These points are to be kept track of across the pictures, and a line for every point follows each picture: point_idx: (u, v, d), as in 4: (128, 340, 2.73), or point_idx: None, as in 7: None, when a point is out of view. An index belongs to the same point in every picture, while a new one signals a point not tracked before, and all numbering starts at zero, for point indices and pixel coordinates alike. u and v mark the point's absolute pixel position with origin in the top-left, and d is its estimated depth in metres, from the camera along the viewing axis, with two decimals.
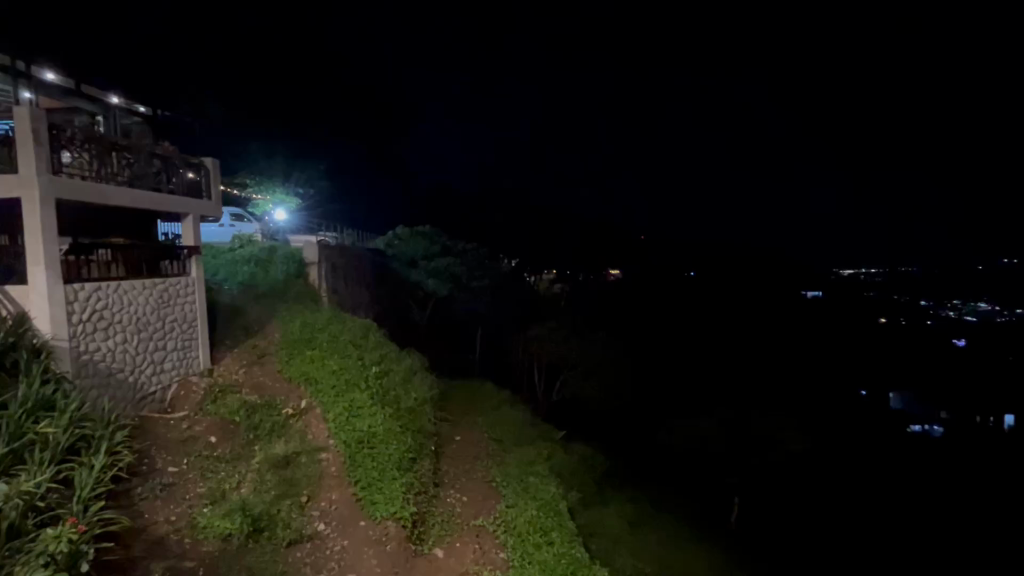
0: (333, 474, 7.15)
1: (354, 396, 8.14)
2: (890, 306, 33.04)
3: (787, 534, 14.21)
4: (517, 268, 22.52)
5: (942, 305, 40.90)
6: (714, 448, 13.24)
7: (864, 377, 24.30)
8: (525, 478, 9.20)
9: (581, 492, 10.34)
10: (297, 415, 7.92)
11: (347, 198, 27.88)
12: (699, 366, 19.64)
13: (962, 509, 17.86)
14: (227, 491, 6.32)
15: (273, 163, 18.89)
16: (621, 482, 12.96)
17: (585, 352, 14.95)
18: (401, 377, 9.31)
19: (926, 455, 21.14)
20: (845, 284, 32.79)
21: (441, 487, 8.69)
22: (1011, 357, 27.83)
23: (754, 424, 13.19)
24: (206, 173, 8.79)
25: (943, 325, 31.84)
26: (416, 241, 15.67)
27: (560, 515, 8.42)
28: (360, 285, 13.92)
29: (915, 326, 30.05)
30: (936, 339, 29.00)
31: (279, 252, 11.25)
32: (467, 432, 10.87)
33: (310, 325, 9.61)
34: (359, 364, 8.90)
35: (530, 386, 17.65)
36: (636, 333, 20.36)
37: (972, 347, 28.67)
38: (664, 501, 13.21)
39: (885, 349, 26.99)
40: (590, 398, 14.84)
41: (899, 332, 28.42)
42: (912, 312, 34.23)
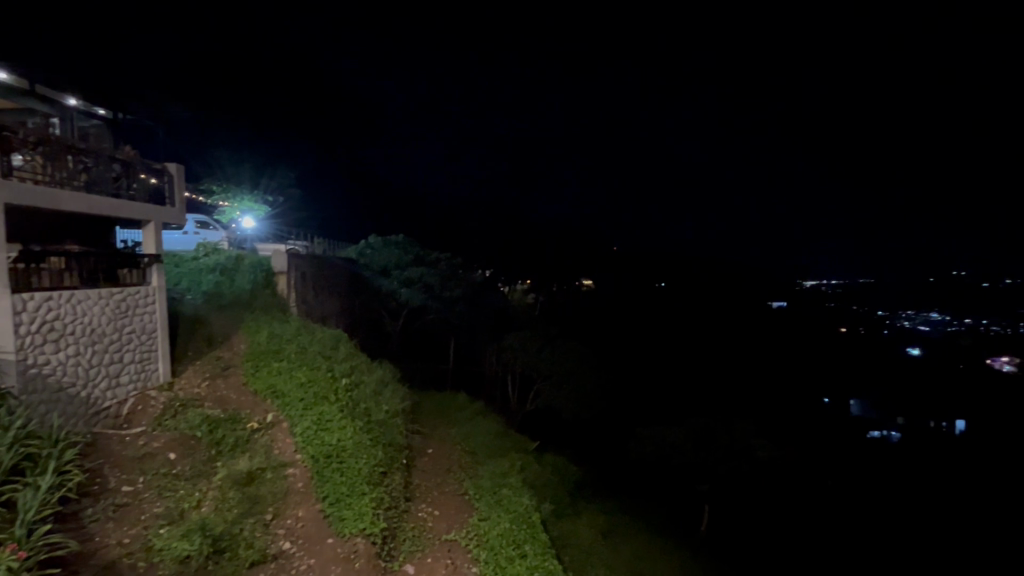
0: (300, 490, 6.93)
1: (322, 409, 7.96)
2: (850, 317, 34.40)
3: (754, 538, 14.54)
4: (491, 277, 22.50)
5: (898, 316, 42.89)
6: (685, 456, 13.43)
7: (826, 385, 25.16)
8: (498, 490, 9.09)
9: (554, 503, 10.29)
10: (262, 429, 7.66)
11: (319, 206, 27.41)
12: (670, 374, 19.99)
13: (920, 512, 18.54)
14: (186, 511, 6.03)
15: (241, 170, 18.42)
16: (593, 490, 13.01)
17: (558, 362, 15.02)
18: (371, 389, 9.14)
19: (886, 460, 21.90)
20: (809, 296, 34.02)
21: (413, 501, 8.53)
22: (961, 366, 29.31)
23: (723, 431, 13.44)
24: (169, 179, 8.51)
25: (899, 335, 33.36)
26: (389, 250, 15.56)
27: (533, 526, 8.35)
28: (331, 295, 13.66)
29: (873, 336, 31.39)
30: (892, 348, 30.33)
31: (246, 260, 10.95)
32: (440, 444, 10.76)
33: (277, 336, 9.36)
34: (328, 376, 8.71)
35: (502, 396, 17.62)
36: (608, 343, 20.62)
37: (925, 356, 30.11)
38: (636, 509, 13.32)
39: (845, 359, 28.04)
40: (563, 408, 14.90)
41: (858, 341, 29.61)
42: (870, 322, 35.74)
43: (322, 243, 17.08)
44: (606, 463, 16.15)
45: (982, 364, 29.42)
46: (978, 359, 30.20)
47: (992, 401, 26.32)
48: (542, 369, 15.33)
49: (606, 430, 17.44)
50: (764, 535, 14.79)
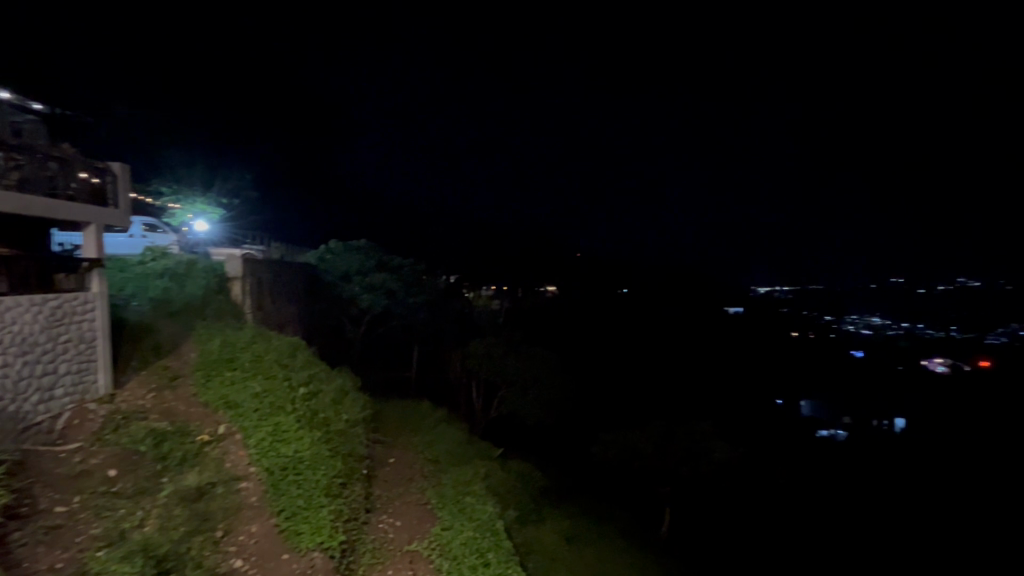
0: (253, 504, 6.64)
1: (279, 419, 7.69)
2: (800, 322, 36.10)
3: (712, 537, 14.94)
4: (456, 282, 22.35)
5: (843, 320, 45.34)
6: (646, 459, 13.69)
7: (779, 387, 26.25)
8: (461, 498, 8.98)
9: (518, 509, 10.25)
10: (213, 441, 7.29)
11: (277, 209, 26.58)
12: (633, 379, 20.38)
13: (865, 508, 19.51)
14: (127, 530, 5.64)
15: (194, 172, 17.68)
16: (557, 496, 13.06)
17: (522, 368, 15.04)
18: (331, 398, 8.89)
19: (833, 458, 23.02)
20: (763, 302, 35.44)
21: (373, 512, 8.34)
22: (901, 367, 31.14)
23: (683, 433, 13.74)
24: (112, 179, 8.04)
25: (846, 339, 35.15)
26: (351, 256, 15.25)
27: (497, 534, 8.29)
28: (289, 301, 13.25)
29: (822, 340, 32.98)
30: (839, 351, 31.93)
31: (198, 264, 10.50)
32: (402, 453, 10.59)
33: (230, 344, 8.98)
34: (285, 385, 8.42)
35: (466, 402, 17.50)
36: (573, 348, 20.84)
37: (868, 358, 31.86)
38: (599, 512, 13.47)
39: (796, 362, 29.36)
40: (527, 414, 14.95)
41: (808, 345, 31.06)
42: (820, 326, 37.55)
43: (280, 248, 16.56)
44: (570, 468, 16.23)
45: (919, 366, 31.38)
46: (915, 361, 32.25)
47: (928, 400, 28.11)
48: (506, 376, 15.31)
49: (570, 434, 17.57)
50: (722, 534, 15.23)
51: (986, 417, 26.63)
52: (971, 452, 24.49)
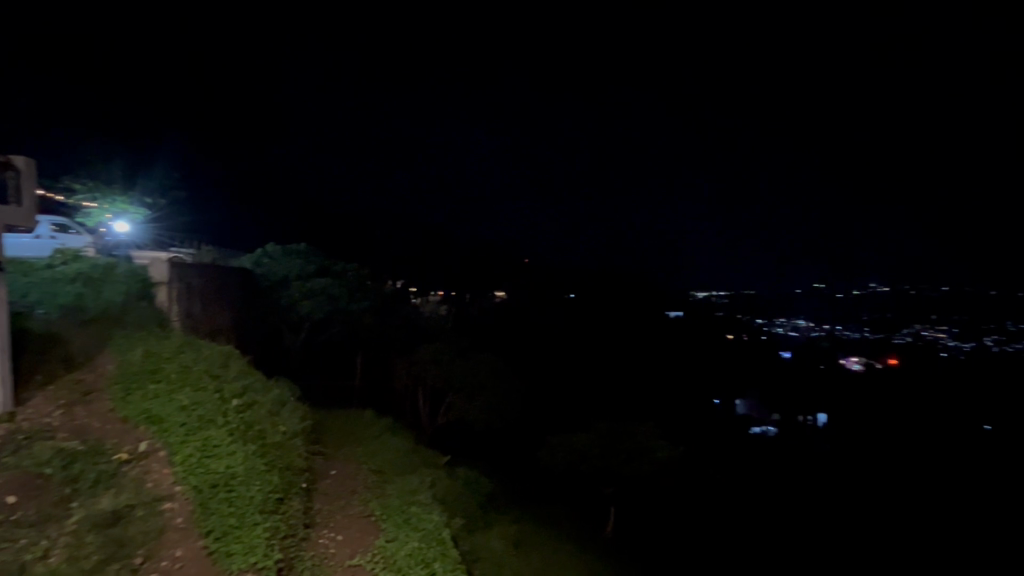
0: (178, 526, 6.18)
1: (208, 433, 7.21)
2: (734, 325, 38.25)
3: (654, 534, 15.47)
4: (403, 287, 21.96)
5: (772, 323, 48.52)
6: (591, 460, 13.99)
7: (715, 387, 27.66)
8: (406, 508, 8.78)
9: (465, 517, 10.13)
10: (133, 460, 6.71)
11: (209, 210, 25.05)
12: (579, 382, 20.81)
13: (792, 499, 20.90)
14: (29, 563, 5.13)
15: (113, 169, 16.35)
16: (504, 502, 13.06)
17: (470, 375, 14.98)
18: (267, 410, 8.46)
19: (764, 453, 24.49)
20: (700, 307, 37.26)
21: (313, 527, 8.01)
22: (822, 366, 33.65)
23: (627, 434, 14.09)
24: (15, 174, 7.23)
25: (774, 340, 37.59)
26: (290, 260, 14.67)
27: (443, 543, 8.16)
28: (222, 307, 12.51)
29: (753, 342, 35.10)
30: (769, 352, 34.08)
31: (118, 269, 9.69)
32: (344, 465, 10.24)
33: (154, 354, 8.34)
34: (216, 398, 7.91)
35: (412, 410, 17.19)
36: (521, 353, 21.00)
37: (793, 359, 34.20)
38: (546, 515, 13.60)
39: (731, 363, 31.06)
40: (476, 419, 14.90)
41: (740, 347, 32.98)
42: (751, 329, 39.90)
43: (213, 251, 15.62)
44: (517, 473, 16.29)
45: (838, 365, 34.05)
46: (834, 360, 34.99)
47: (845, 396, 30.54)
48: (453, 382, 15.18)
49: (517, 439, 17.66)
50: (664, 530, 15.79)
51: (894, 411, 29.25)
52: (880, 444, 26.84)
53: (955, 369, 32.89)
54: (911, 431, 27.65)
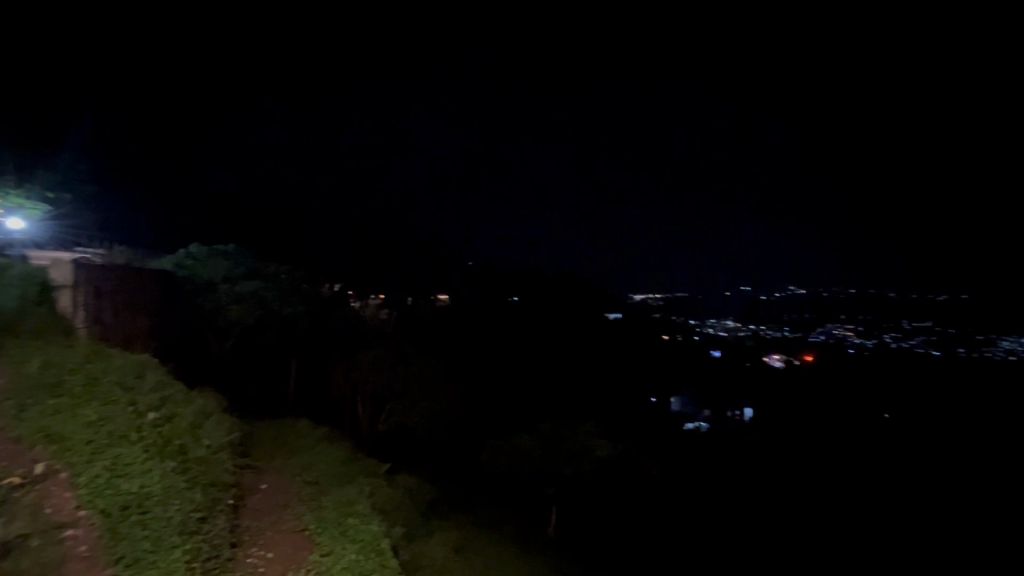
0: (84, 555, 5.55)
1: (120, 451, 6.69)
2: (668, 326, 40.02)
3: (594, 533, 15.79)
4: (341, 291, 21.18)
5: (703, 323, 51.29)
6: (532, 461, 14.14)
7: (651, 387, 28.77)
8: (343, 520, 8.47)
9: (406, 526, 9.87)
10: (26, 484, 5.89)
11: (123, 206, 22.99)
12: (521, 385, 20.96)
13: (721, 491, 22.10)
14: None
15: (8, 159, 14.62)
16: (446, 509, 12.84)
17: (411, 380, 14.67)
18: (188, 423, 7.91)
19: (697, 448, 25.73)
20: (638, 309, 38.70)
21: (240, 546, 7.51)
22: (748, 364, 35.91)
23: (567, 434, 14.32)
24: None
25: (706, 341, 39.71)
26: (216, 261, 13.73)
27: (382, 554, 7.91)
28: (138, 312, 11.51)
29: (686, 342, 36.90)
30: (701, 352, 35.96)
31: (10, 270, 8.67)
32: (275, 479, 9.73)
33: (55, 366, 7.57)
34: (128, 413, 7.34)
35: (350, 418, 16.58)
36: (464, 356, 20.83)
37: (722, 358, 36.28)
38: (488, 520, 13.52)
39: (666, 363, 32.48)
40: (417, 425, 14.65)
41: (675, 349, 34.58)
42: (685, 330, 41.94)
43: (128, 252, 14.35)
44: (460, 478, 16.13)
45: (761, 362, 36.51)
46: (759, 358, 37.44)
47: (768, 391, 32.80)
48: (394, 388, 14.80)
49: (460, 444, 17.50)
50: (604, 528, 16.15)
51: (810, 404, 31.73)
52: (798, 435, 28.99)
53: (861, 365, 36.18)
54: (825, 423, 30.10)
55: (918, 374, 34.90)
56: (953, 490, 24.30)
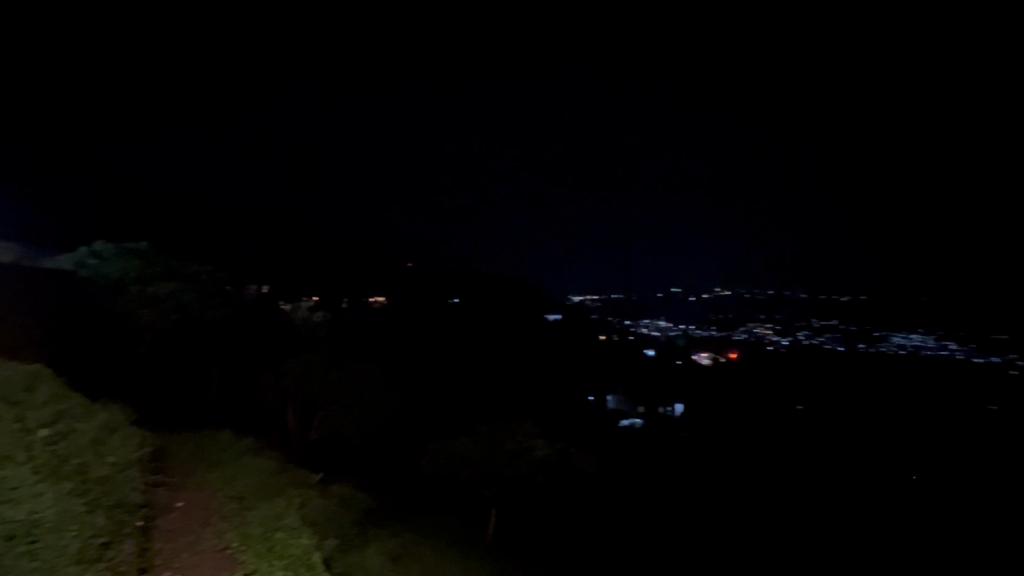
0: None
1: (3, 474, 5.97)
2: (605, 327, 41.10)
3: (534, 532, 15.89)
4: (269, 293, 20.03)
5: (637, 323, 53.11)
6: (471, 464, 14.09)
7: (589, 386, 29.49)
8: (270, 535, 7.96)
9: (339, 537, 9.45)
10: None
11: None
12: (460, 388, 20.79)
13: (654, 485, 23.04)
14: None
15: None
16: (382, 517, 12.44)
17: (346, 386, 14.15)
18: (89, 439, 7.17)
19: None
20: (576, 310, 39.60)
21: (151, 572, 6.90)
22: (678, 361, 37.71)
23: (506, 436, 14.37)
24: None
25: (640, 340, 41.31)
26: (122, 261, 12.38)
27: (313, 569, 7.52)
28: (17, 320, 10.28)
29: (622, 342, 38.19)
30: (635, 351, 37.35)
31: None
32: (194, 495, 9.03)
33: None
34: (15, 430, 6.57)
35: (279, 427, 15.68)
36: (402, 359, 20.33)
37: (655, 356, 37.88)
38: (426, 525, 13.26)
39: (602, 362, 33.39)
40: (352, 430, 14.16)
41: (611, 349, 35.71)
42: (620, 330, 43.41)
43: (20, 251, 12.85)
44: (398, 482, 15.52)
45: (690, 360, 38.49)
46: (688, 356, 39.43)
47: (696, 386, 34.63)
48: (328, 393, 14.23)
49: (398, 443, 16.84)
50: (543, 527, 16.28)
51: (733, 398, 33.84)
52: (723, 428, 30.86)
53: (778, 359, 38.81)
54: (749, 410, 31.95)
55: (826, 364, 37.88)
56: (856, 473, 26.70)
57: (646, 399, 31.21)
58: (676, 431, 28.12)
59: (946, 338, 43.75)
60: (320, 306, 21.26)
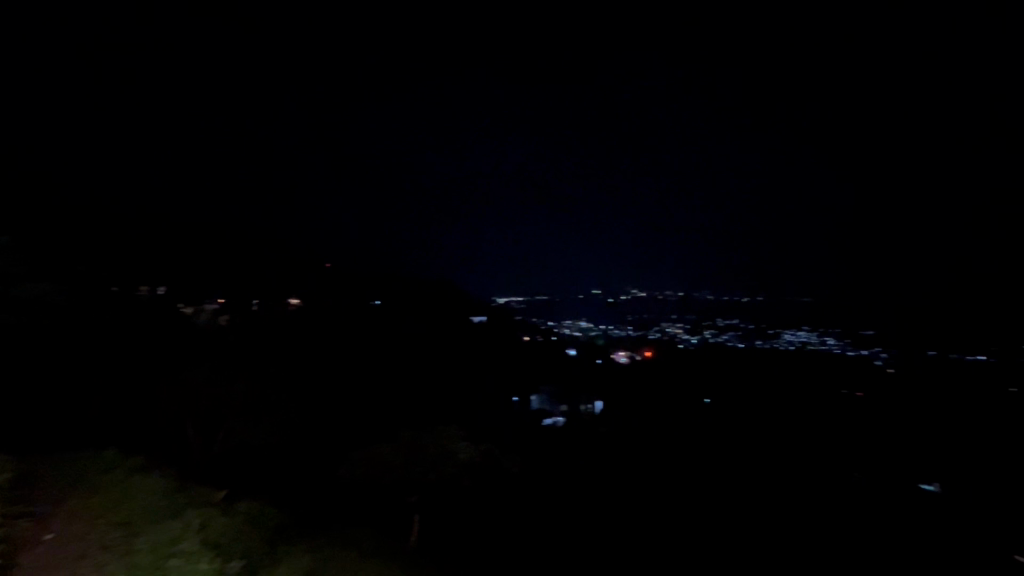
0: None
1: None
2: (529, 328, 41.68)
3: (459, 535, 15.69)
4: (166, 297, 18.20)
5: (560, 324, 54.39)
6: (393, 471, 13.66)
7: (513, 386, 29.82)
8: (162, 564, 7.18)
9: (247, 558, 8.73)
10: None
11: None
12: (381, 393, 20.12)
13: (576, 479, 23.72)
14: None
15: None
16: (295, 532, 11.62)
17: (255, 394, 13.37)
18: None
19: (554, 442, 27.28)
20: (501, 313, 39.85)
21: None
22: (598, 361, 39.16)
23: (431, 441, 14.10)
24: None
25: (562, 340, 42.42)
26: None
27: None
28: None
29: (545, 343, 38.99)
30: (558, 352, 38.32)
31: None
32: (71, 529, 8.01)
33: None
34: None
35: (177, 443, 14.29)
36: (319, 364, 19.27)
37: (576, 356, 39.07)
38: (344, 539, 12.56)
39: (526, 362, 33.91)
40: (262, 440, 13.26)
41: (534, 350, 36.36)
42: (544, 332, 44.33)
43: None
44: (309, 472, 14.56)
45: (608, 359, 40.17)
46: (607, 355, 41.10)
47: (615, 383, 36.22)
48: (234, 402, 13.26)
49: (309, 447, 15.72)
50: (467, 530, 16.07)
51: (649, 392, 35.78)
52: None
53: (688, 357, 41.34)
54: (662, 405, 33.80)
55: (728, 362, 40.08)
56: (755, 451, 29.22)
57: (568, 398, 32.10)
58: (596, 427, 29.22)
59: (827, 331, 48.49)
60: (225, 308, 19.47)
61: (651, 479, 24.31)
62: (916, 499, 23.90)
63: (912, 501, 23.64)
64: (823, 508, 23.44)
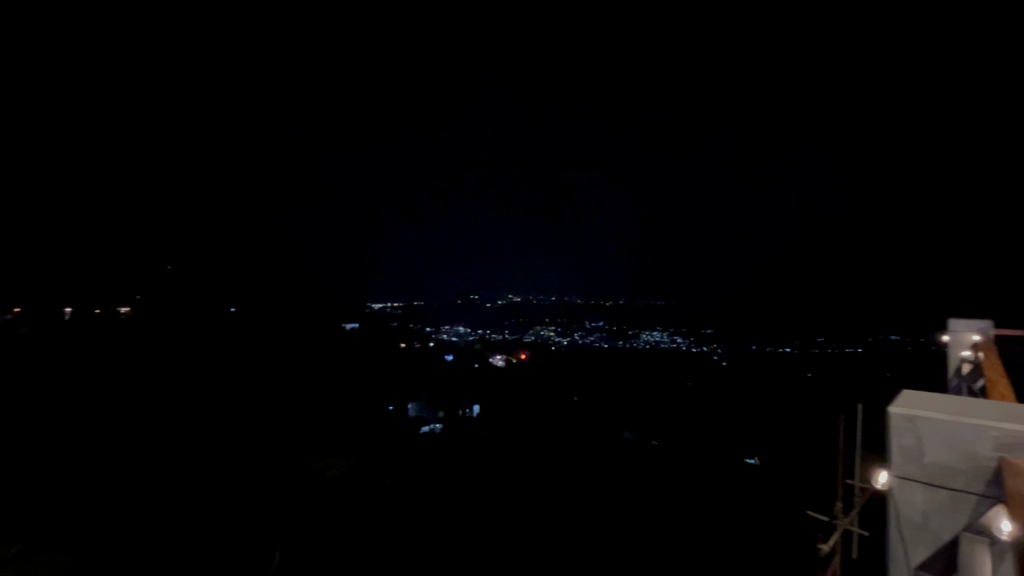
0: None
1: None
2: (405, 335, 40.65)
3: None
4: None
5: (438, 330, 54.06)
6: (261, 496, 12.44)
7: (388, 395, 28.80)
8: None
9: None
10: None
11: None
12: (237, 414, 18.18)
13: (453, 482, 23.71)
14: None
15: None
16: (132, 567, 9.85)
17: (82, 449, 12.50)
18: None
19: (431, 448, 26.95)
20: (375, 319, 38.74)
21: None
22: (475, 365, 39.45)
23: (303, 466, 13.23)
24: None
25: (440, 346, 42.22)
26: None
27: None
28: None
29: (421, 349, 38.43)
30: (436, 357, 37.93)
31: None
32: None
33: None
34: None
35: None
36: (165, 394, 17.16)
37: (454, 361, 38.93)
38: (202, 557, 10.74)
39: (402, 370, 33.03)
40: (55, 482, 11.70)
41: (411, 356, 35.66)
42: (419, 336, 44.22)
43: None
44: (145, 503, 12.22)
45: (485, 363, 40.85)
46: (484, 360, 41.59)
47: (491, 386, 36.89)
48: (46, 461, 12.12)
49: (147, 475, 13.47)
50: None
51: (523, 392, 37.16)
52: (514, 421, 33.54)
53: (559, 359, 43.79)
54: (536, 406, 35.12)
55: (593, 358, 42.65)
56: (616, 442, 31.94)
57: (444, 404, 31.93)
58: (473, 431, 29.45)
59: (675, 331, 54.30)
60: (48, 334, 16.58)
61: (526, 478, 25.21)
62: (744, 472, 27.90)
63: (743, 475, 27.44)
64: (673, 489, 26.36)
